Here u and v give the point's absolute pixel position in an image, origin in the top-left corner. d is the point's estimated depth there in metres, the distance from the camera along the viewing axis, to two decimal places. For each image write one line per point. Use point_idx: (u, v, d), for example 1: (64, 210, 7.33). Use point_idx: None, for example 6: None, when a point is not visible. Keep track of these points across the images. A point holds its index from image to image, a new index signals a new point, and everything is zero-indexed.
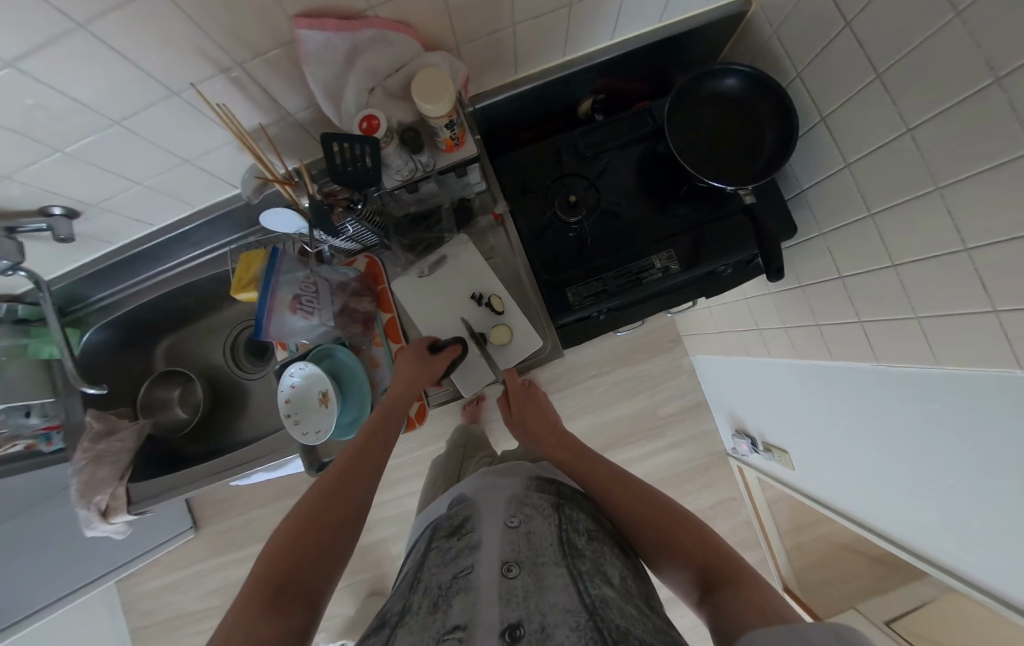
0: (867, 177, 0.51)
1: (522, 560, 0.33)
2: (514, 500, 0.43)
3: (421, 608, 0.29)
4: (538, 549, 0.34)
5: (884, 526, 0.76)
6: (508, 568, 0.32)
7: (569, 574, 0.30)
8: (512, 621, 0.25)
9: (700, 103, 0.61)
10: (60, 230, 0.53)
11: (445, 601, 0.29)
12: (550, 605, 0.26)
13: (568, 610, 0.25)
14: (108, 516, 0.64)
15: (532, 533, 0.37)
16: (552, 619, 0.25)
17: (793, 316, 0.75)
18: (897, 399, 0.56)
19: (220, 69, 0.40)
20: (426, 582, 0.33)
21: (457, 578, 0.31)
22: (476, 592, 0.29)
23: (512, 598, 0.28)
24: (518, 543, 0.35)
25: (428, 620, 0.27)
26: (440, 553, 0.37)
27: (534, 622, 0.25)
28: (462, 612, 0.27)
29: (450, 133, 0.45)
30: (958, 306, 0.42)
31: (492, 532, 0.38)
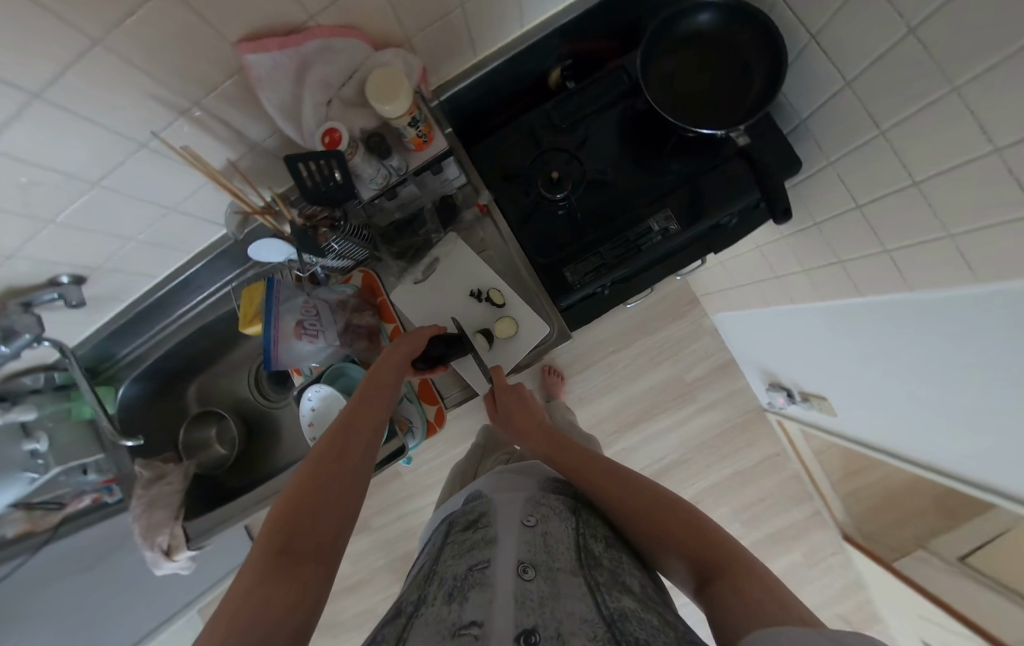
0: (872, 91, 0.46)
1: (538, 562, 0.32)
2: (530, 501, 0.44)
3: (438, 599, 0.29)
4: (552, 553, 0.34)
5: (943, 462, 0.72)
6: (524, 569, 0.31)
7: (585, 583, 0.29)
8: (525, 629, 0.24)
9: (674, 47, 0.57)
10: (71, 297, 0.55)
11: (461, 594, 0.28)
12: (565, 614, 0.25)
13: (585, 620, 0.25)
14: (172, 554, 0.68)
15: (549, 535, 0.37)
16: (568, 627, 0.24)
17: (813, 256, 0.70)
18: (937, 327, 0.52)
19: (178, 112, 0.40)
20: (441, 574, 0.33)
21: (473, 571, 0.32)
22: (493, 587, 0.29)
23: (528, 601, 0.27)
24: (535, 542, 0.36)
25: (444, 611, 0.27)
26: (456, 547, 0.38)
27: (549, 628, 0.24)
28: (478, 608, 0.26)
29: (416, 131, 0.44)
30: (995, 215, 0.38)
31: (510, 530, 0.38)
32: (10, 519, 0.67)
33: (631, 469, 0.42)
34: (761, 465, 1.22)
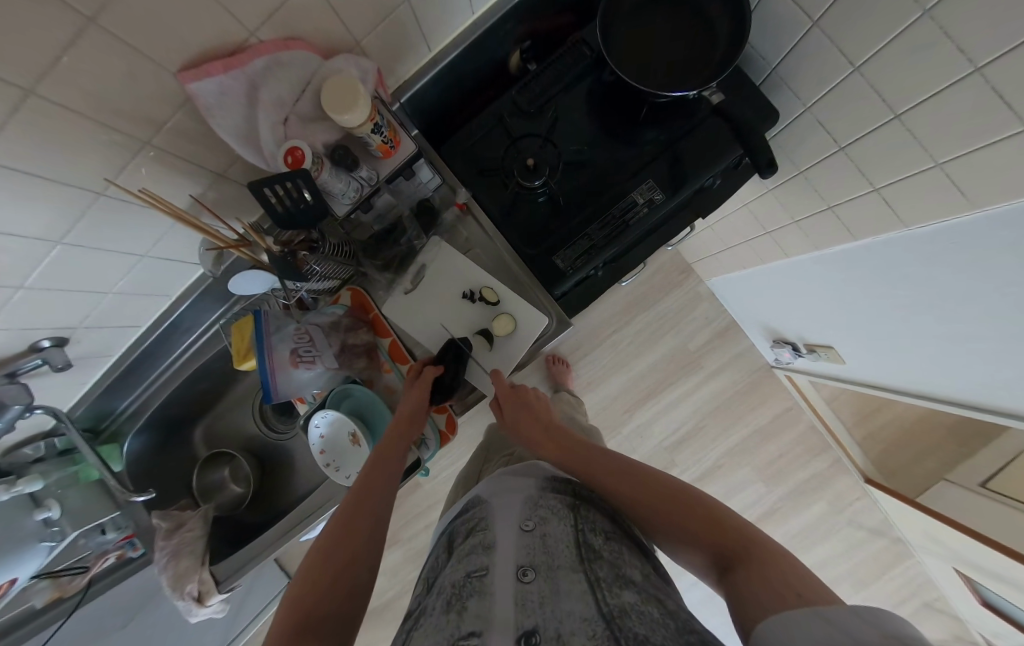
0: (840, 26, 0.45)
1: (538, 564, 0.33)
2: (529, 502, 0.44)
3: (438, 608, 0.31)
4: (552, 551, 0.35)
5: (957, 394, 0.72)
6: (524, 573, 0.32)
7: (586, 580, 0.30)
8: (527, 628, 0.26)
9: (633, 11, 0.55)
10: (56, 360, 0.53)
11: (461, 600, 0.30)
12: (564, 613, 0.27)
13: (585, 618, 0.26)
14: (204, 600, 0.67)
15: (547, 536, 0.37)
16: (567, 628, 0.25)
17: (801, 206, 0.69)
18: (932, 260, 0.51)
19: (132, 153, 0.38)
20: (441, 582, 0.35)
21: (471, 579, 0.32)
22: (491, 595, 0.30)
23: (529, 605, 0.28)
24: (534, 545, 0.36)
25: (445, 619, 0.29)
26: (456, 554, 0.39)
27: (549, 629, 0.25)
28: (477, 616, 0.28)
29: (381, 137, 0.43)
30: (981, 139, 0.37)
31: (509, 534, 0.38)
32: (36, 589, 0.67)
33: (643, 465, 0.42)
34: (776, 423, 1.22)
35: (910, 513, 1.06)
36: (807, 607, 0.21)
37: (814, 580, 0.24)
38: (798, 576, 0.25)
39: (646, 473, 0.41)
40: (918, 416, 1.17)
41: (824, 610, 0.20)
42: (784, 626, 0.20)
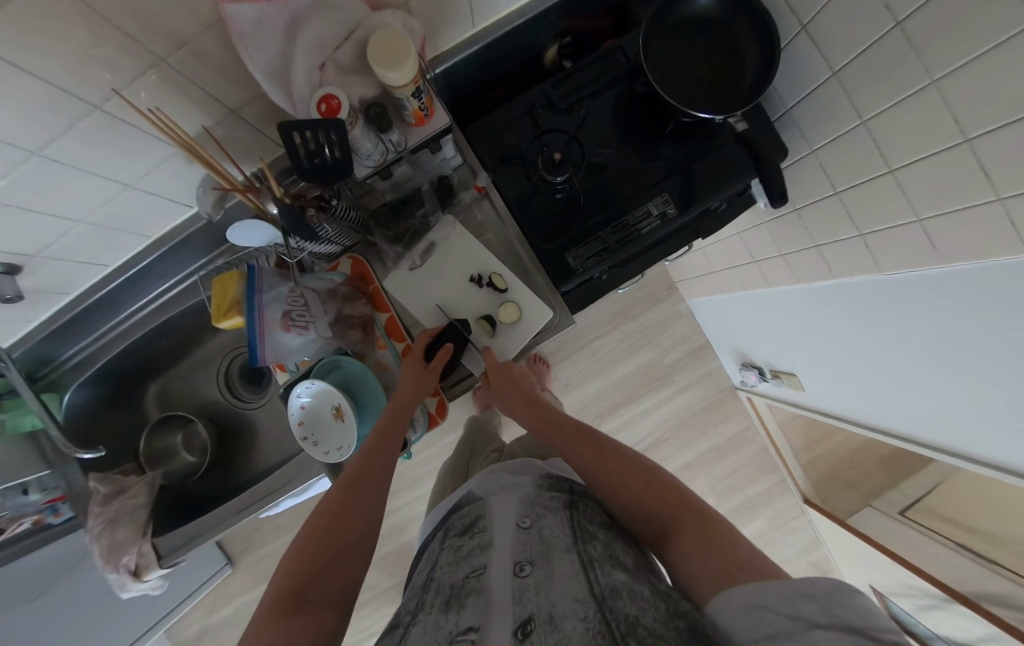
0: (856, 80, 0.49)
1: (534, 557, 0.34)
2: (525, 499, 0.45)
3: (434, 606, 0.31)
4: (547, 542, 0.36)
5: (904, 429, 0.79)
6: (520, 567, 0.33)
7: (580, 563, 0.31)
8: (524, 619, 0.26)
9: (675, 28, 0.57)
10: (4, 290, 0.48)
11: (457, 601, 0.30)
12: (558, 597, 0.28)
13: (576, 601, 0.27)
14: (140, 575, 0.62)
15: (542, 528, 0.38)
16: (561, 611, 0.26)
17: (789, 241, 0.75)
18: (900, 304, 0.57)
19: (142, 68, 0.34)
20: (438, 581, 0.35)
21: (468, 577, 0.33)
22: (489, 592, 0.30)
23: (525, 593, 0.29)
24: (529, 539, 0.37)
25: (442, 618, 0.29)
26: (452, 552, 0.39)
27: (543, 614, 0.26)
28: (475, 615, 0.28)
29: (419, 103, 0.41)
30: (961, 203, 0.42)
31: (505, 532, 0.39)
32: None
33: (624, 450, 0.44)
34: (734, 441, 1.30)
35: (839, 533, 1.17)
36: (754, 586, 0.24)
37: (771, 564, 0.26)
38: (753, 564, 0.27)
39: (624, 456, 0.43)
40: (855, 446, 1.29)
41: (779, 596, 0.22)
42: (746, 611, 0.23)
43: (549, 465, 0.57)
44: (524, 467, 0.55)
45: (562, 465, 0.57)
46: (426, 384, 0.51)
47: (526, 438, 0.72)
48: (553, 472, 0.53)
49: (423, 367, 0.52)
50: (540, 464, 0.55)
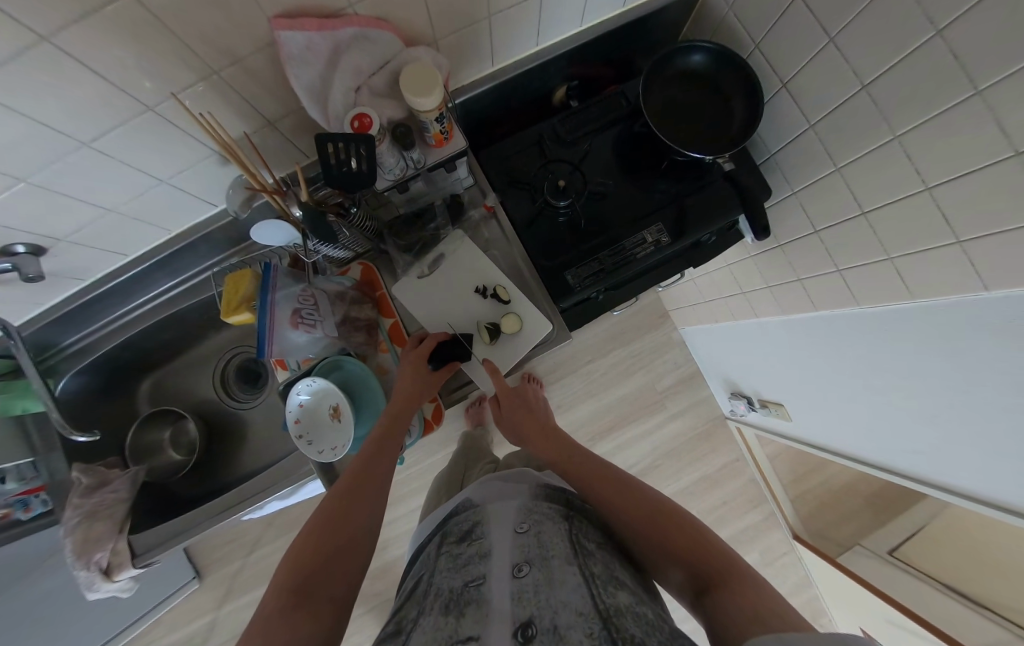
0: (830, 132, 0.55)
1: (531, 559, 0.34)
2: (523, 509, 0.45)
3: (434, 611, 0.31)
4: (547, 547, 0.36)
5: (885, 461, 0.80)
6: (519, 569, 0.33)
7: (581, 576, 0.31)
8: (523, 621, 0.26)
9: (672, 79, 0.63)
10: (27, 268, 0.49)
11: (458, 607, 0.30)
12: (560, 604, 0.27)
13: (580, 612, 0.26)
14: (111, 574, 0.60)
15: (541, 534, 0.39)
16: (564, 620, 0.26)
17: (774, 274, 0.80)
18: (878, 337, 0.61)
19: (197, 77, 0.38)
20: (438, 586, 0.35)
21: (468, 586, 0.32)
22: (489, 600, 0.30)
23: (524, 595, 0.29)
24: (529, 543, 0.37)
25: (442, 623, 0.28)
26: (451, 559, 0.39)
27: (545, 620, 0.26)
28: (476, 622, 0.27)
29: (440, 127, 0.45)
30: (925, 242, 0.46)
31: (503, 539, 0.39)
32: None
33: (649, 487, 0.44)
34: (724, 471, 1.30)
35: (831, 573, 1.14)
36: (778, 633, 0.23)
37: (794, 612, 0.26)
38: (780, 610, 0.26)
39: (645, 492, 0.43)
40: (844, 482, 1.29)
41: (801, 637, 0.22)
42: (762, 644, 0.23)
43: (546, 475, 0.57)
44: (521, 477, 0.56)
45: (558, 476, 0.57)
46: (428, 383, 0.54)
47: (521, 454, 0.73)
48: (552, 482, 0.54)
49: (422, 369, 0.54)
50: (536, 474, 0.57)
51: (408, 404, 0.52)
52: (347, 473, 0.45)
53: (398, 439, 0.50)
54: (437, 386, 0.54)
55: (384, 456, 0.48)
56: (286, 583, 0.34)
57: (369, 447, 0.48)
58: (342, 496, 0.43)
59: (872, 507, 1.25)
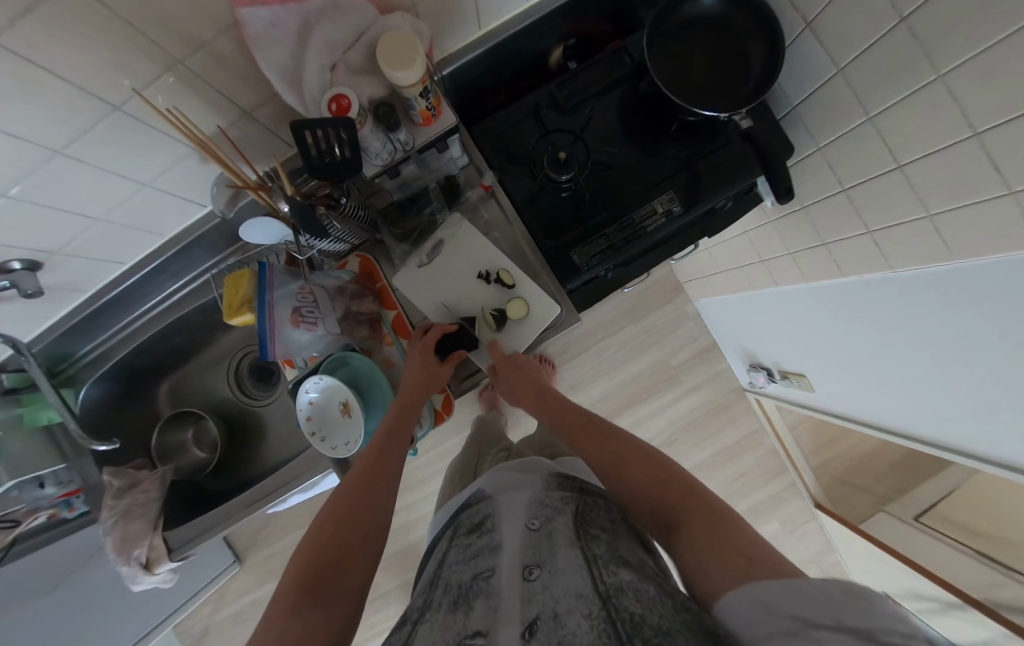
0: (862, 76, 0.49)
1: (541, 561, 0.33)
2: (534, 500, 0.45)
3: (442, 607, 0.31)
4: (556, 542, 0.35)
5: (916, 430, 0.77)
6: (529, 571, 0.32)
7: (583, 556, 0.31)
8: (529, 620, 0.26)
9: (679, 29, 0.57)
10: (25, 284, 0.49)
11: (466, 601, 0.30)
12: (563, 596, 0.27)
13: (580, 595, 0.27)
14: (152, 567, 0.63)
15: (553, 530, 0.38)
16: (565, 607, 0.26)
17: (797, 239, 0.74)
18: (913, 302, 0.56)
19: (160, 69, 0.35)
20: (448, 579, 0.35)
21: (477, 579, 0.32)
22: (497, 596, 0.30)
23: (534, 595, 0.29)
24: (540, 541, 0.36)
25: (450, 619, 0.28)
26: (461, 551, 0.39)
27: (547, 612, 0.26)
28: (483, 618, 0.27)
29: (426, 103, 0.42)
30: (971, 195, 0.42)
31: (514, 532, 0.39)
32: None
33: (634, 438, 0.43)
34: (742, 443, 1.29)
35: (853, 539, 1.14)
36: (756, 582, 0.22)
37: (777, 557, 0.24)
38: (758, 553, 0.25)
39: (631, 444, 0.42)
40: (869, 449, 1.26)
41: (783, 584, 0.20)
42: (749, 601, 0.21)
43: (561, 462, 0.57)
44: (533, 466, 0.56)
45: (571, 462, 0.57)
46: (440, 375, 0.53)
47: (534, 439, 0.72)
48: (567, 471, 0.53)
49: (427, 353, 0.53)
50: (550, 463, 0.56)
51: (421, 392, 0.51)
52: (358, 465, 0.46)
53: (408, 435, 0.50)
54: (448, 376, 0.54)
55: (393, 451, 0.47)
56: (302, 577, 0.34)
57: (377, 441, 0.48)
58: (355, 492, 0.42)
59: (898, 473, 1.23)
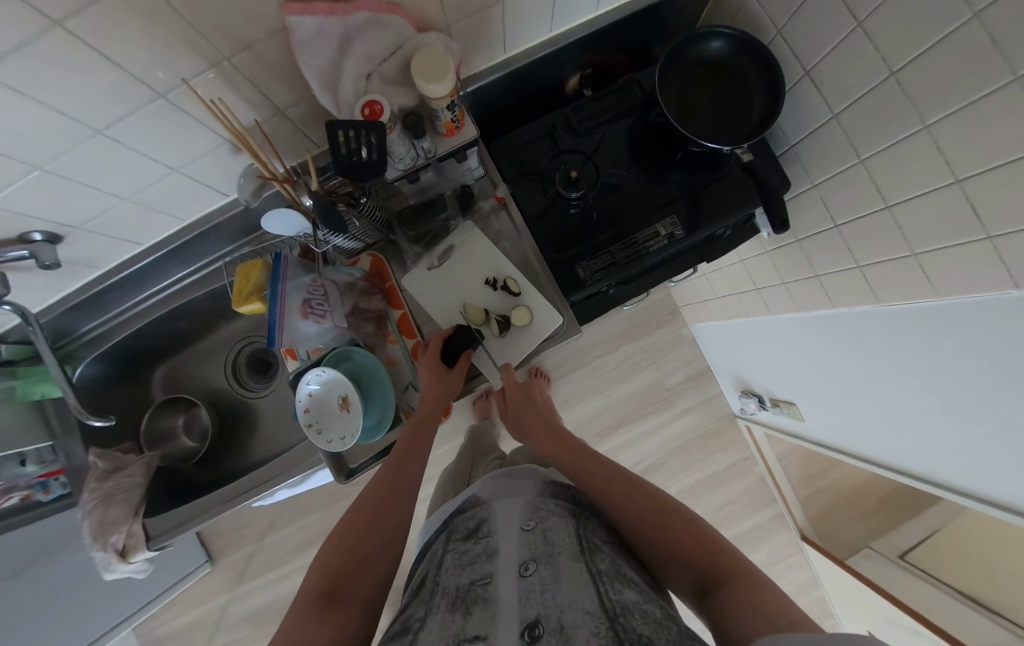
0: (855, 123, 0.53)
1: (539, 556, 0.34)
2: (528, 505, 0.45)
3: (441, 611, 0.31)
4: (553, 543, 0.36)
5: (902, 463, 0.78)
6: (524, 567, 0.33)
7: (588, 572, 0.31)
8: (530, 621, 0.26)
9: (689, 67, 0.62)
10: (44, 257, 0.50)
11: (464, 606, 0.30)
12: (566, 603, 0.27)
13: (588, 612, 0.26)
14: (127, 556, 0.62)
15: (547, 531, 0.39)
16: (571, 620, 0.25)
17: (791, 270, 0.78)
18: (899, 336, 0.59)
19: (208, 64, 0.38)
20: (444, 584, 0.35)
21: (475, 585, 0.32)
22: (495, 601, 0.30)
23: (531, 596, 0.29)
24: (535, 540, 0.37)
25: (448, 623, 0.28)
26: (458, 556, 0.39)
27: (551, 619, 0.26)
28: (481, 623, 0.27)
29: (451, 115, 0.44)
30: (952, 238, 0.45)
31: (510, 536, 0.39)
32: None
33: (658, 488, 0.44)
34: (732, 469, 1.29)
35: (839, 574, 1.13)
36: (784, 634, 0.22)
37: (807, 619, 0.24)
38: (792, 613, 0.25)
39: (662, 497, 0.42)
40: (856, 483, 1.27)
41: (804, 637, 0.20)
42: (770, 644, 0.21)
43: (552, 471, 0.58)
44: (527, 473, 0.56)
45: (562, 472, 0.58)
46: (452, 384, 0.53)
47: (527, 451, 0.72)
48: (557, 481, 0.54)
49: (440, 369, 0.54)
50: (542, 471, 0.57)
51: (435, 404, 0.52)
52: (374, 481, 0.47)
53: (427, 452, 0.52)
54: (459, 384, 0.54)
55: (411, 466, 0.49)
56: (319, 585, 0.35)
57: (396, 455, 0.49)
58: (372, 505, 0.44)
59: (883, 509, 1.23)
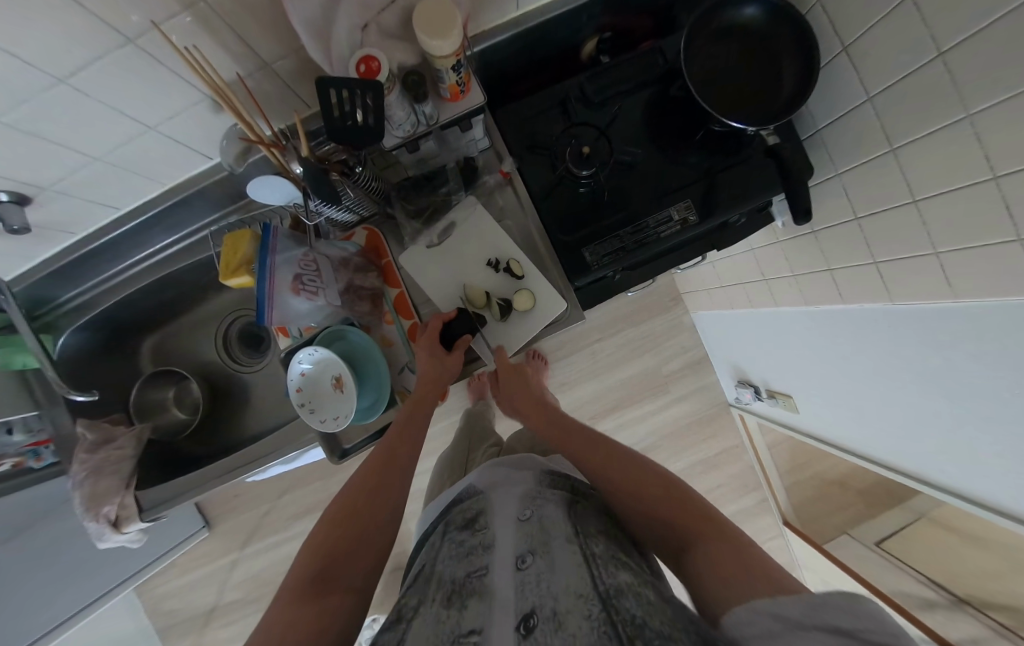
0: (891, 106, 0.49)
1: (536, 547, 0.34)
2: (526, 495, 0.45)
3: (436, 602, 0.30)
4: (548, 532, 0.36)
5: (892, 459, 0.79)
6: (523, 559, 0.33)
7: (581, 555, 0.31)
8: (525, 612, 0.26)
9: (717, 36, 0.56)
10: (11, 219, 0.47)
11: (460, 599, 0.30)
12: (559, 590, 0.27)
13: (581, 596, 0.26)
14: (120, 526, 0.62)
15: (544, 520, 0.39)
16: (564, 606, 0.25)
17: (802, 262, 0.75)
18: (909, 336, 0.57)
19: (179, 5, 0.33)
20: (440, 576, 0.35)
21: (472, 577, 0.32)
22: (490, 595, 0.29)
23: (528, 587, 0.28)
24: (532, 531, 0.37)
25: (445, 615, 0.28)
26: (456, 547, 0.39)
27: (546, 607, 0.25)
28: (478, 615, 0.27)
29: (457, 78, 0.40)
30: (979, 239, 0.42)
31: (506, 528, 0.39)
32: None
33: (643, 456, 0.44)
34: (721, 456, 1.31)
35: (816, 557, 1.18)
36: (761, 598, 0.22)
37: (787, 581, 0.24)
38: (765, 570, 0.26)
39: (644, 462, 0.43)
40: (840, 474, 1.30)
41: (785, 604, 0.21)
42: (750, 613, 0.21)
43: (549, 460, 0.57)
44: (525, 463, 0.56)
45: (562, 462, 0.57)
46: (450, 369, 0.52)
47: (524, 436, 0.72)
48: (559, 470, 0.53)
49: (437, 352, 0.52)
50: (541, 460, 0.56)
51: (432, 389, 0.50)
52: (366, 464, 0.46)
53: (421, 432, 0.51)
54: (458, 368, 0.52)
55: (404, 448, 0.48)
56: (310, 570, 0.35)
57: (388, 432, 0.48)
58: (363, 488, 0.43)
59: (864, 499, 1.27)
